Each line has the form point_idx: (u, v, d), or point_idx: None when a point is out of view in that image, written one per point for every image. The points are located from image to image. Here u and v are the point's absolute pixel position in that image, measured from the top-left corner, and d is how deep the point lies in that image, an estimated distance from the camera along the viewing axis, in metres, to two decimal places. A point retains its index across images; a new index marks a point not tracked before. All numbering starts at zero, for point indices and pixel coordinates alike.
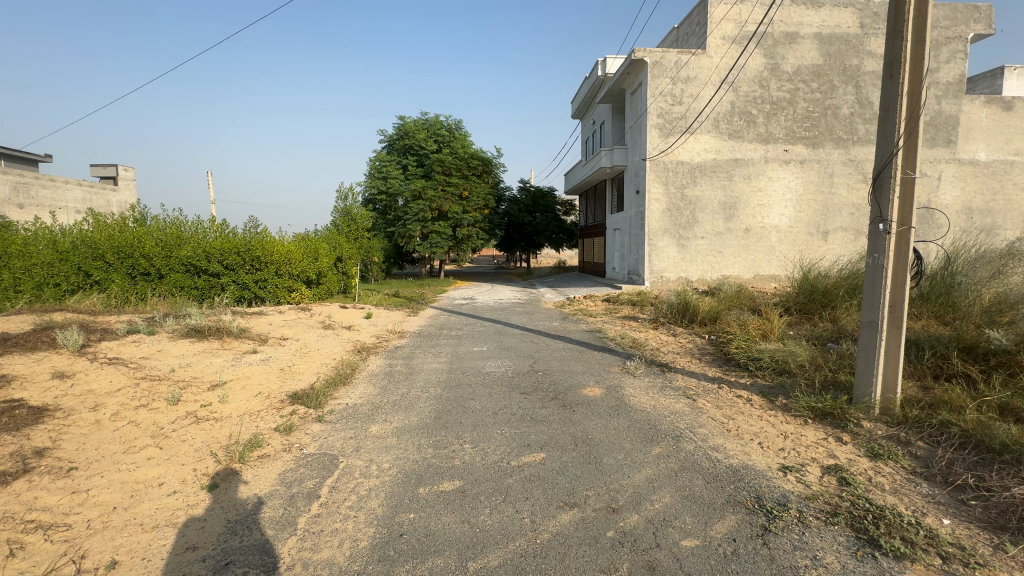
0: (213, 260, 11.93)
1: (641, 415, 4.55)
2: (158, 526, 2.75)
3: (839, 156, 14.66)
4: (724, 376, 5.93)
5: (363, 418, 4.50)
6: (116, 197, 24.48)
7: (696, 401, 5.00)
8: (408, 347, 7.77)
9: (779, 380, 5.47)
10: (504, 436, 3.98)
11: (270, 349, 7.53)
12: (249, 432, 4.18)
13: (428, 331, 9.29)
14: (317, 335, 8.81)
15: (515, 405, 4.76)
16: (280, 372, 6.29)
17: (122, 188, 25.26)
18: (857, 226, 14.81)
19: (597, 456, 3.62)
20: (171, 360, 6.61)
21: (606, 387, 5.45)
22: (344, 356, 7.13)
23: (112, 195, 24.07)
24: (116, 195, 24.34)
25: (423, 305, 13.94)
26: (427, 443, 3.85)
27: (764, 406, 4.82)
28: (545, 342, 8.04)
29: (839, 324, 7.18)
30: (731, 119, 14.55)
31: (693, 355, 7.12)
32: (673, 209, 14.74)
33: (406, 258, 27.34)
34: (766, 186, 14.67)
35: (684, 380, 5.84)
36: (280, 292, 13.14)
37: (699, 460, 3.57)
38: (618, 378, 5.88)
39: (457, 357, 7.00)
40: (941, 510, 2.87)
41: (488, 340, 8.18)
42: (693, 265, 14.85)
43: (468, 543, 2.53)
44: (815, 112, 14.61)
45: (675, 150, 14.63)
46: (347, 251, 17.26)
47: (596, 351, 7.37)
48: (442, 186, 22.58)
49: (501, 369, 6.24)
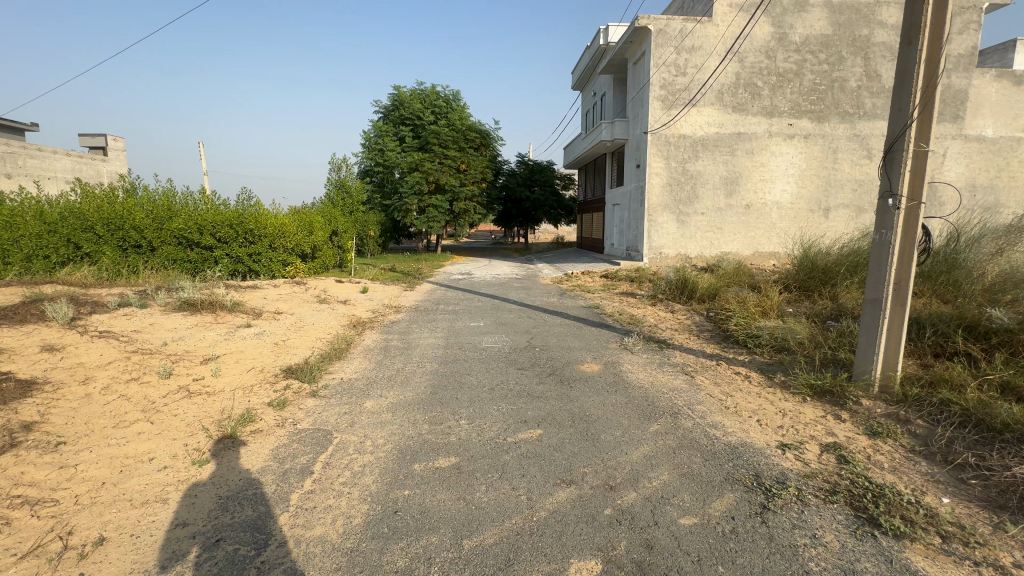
0: (205, 233, 11.71)
1: (638, 391, 4.51)
2: (146, 502, 2.69)
3: (845, 131, 14.37)
4: (723, 353, 5.89)
5: (357, 393, 4.45)
6: (107, 168, 24.01)
7: (693, 377, 4.96)
8: (405, 322, 7.70)
9: (778, 357, 5.43)
10: (500, 412, 3.94)
11: (264, 323, 7.44)
12: (242, 407, 4.14)
13: (425, 305, 9.20)
14: (312, 309, 8.71)
15: (512, 381, 4.71)
16: (274, 346, 6.21)
17: (113, 158, 24.73)
18: (859, 203, 14.65)
19: (594, 433, 3.57)
20: (164, 334, 6.52)
21: (603, 364, 5.40)
22: (340, 331, 7.06)
23: (103, 165, 23.60)
24: (106, 166, 23.81)
25: (420, 279, 13.81)
26: (422, 419, 3.80)
27: (762, 384, 4.78)
28: (543, 317, 7.99)
29: (839, 302, 7.12)
30: (735, 91, 14.17)
31: (691, 331, 7.08)
32: (673, 184, 14.48)
33: (403, 232, 27.07)
34: (768, 161, 14.42)
35: (682, 357, 5.79)
36: (275, 266, 12.99)
37: (697, 437, 3.54)
38: (616, 354, 5.84)
39: (454, 332, 6.94)
40: (940, 489, 2.85)
41: (484, 316, 8.10)
42: (692, 241, 14.70)
43: (463, 520, 2.49)
44: (822, 84, 14.24)
45: (678, 123, 14.28)
46: (342, 224, 17.01)
47: (594, 327, 7.31)
48: (439, 158, 22.15)
49: (499, 344, 6.17)
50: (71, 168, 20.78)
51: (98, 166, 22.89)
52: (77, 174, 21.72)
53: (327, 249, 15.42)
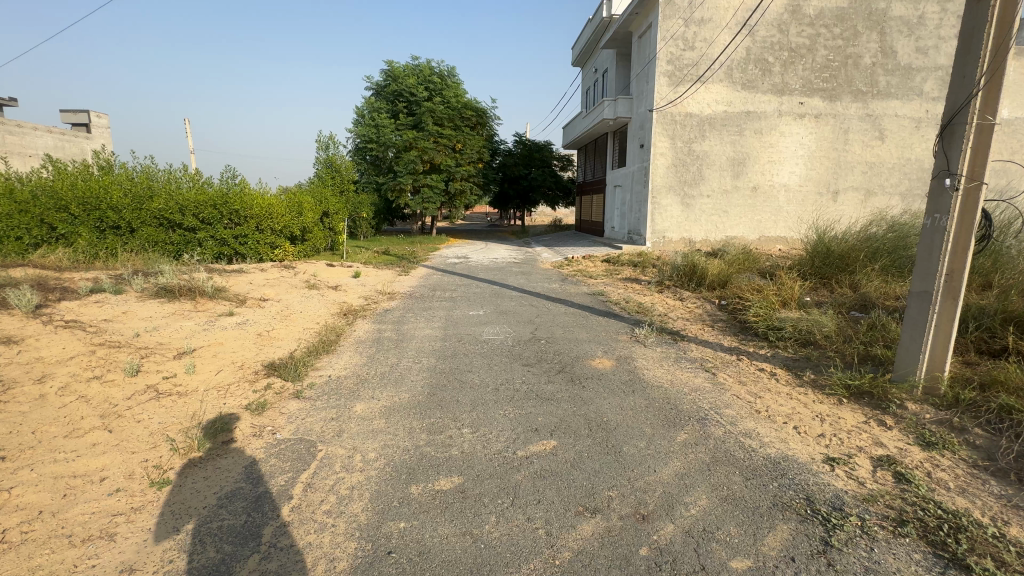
0: (188, 214, 11.06)
1: (657, 392, 4.09)
2: (89, 539, 2.23)
3: (857, 110, 13.83)
4: (742, 347, 5.48)
5: (345, 393, 4.00)
6: (90, 146, 22.98)
7: (716, 375, 4.54)
8: (399, 310, 7.21)
9: (804, 352, 5.04)
10: (508, 419, 3.50)
11: (248, 311, 6.92)
12: (216, 411, 3.66)
13: (421, 292, 8.71)
14: (300, 296, 8.19)
15: (519, 380, 4.27)
16: (258, 338, 5.72)
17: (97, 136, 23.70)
18: (869, 185, 14.18)
19: (615, 444, 3.14)
20: (136, 324, 5.99)
21: (616, 359, 4.96)
22: (329, 320, 6.57)
23: (86, 143, 22.59)
24: (89, 143, 22.78)
25: (414, 264, 13.26)
26: (420, 427, 3.35)
27: (792, 383, 4.38)
28: (546, 305, 7.55)
29: (861, 291, 6.70)
30: (745, 67, 13.52)
31: (705, 322, 6.66)
32: (678, 165, 13.92)
33: (397, 214, 26.35)
34: (777, 142, 13.87)
35: (700, 351, 5.36)
36: (263, 249, 12.38)
37: (732, 449, 3.13)
38: (628, 348, 5.40)
39: (452, 322, 6.47)
40: (1022, 517, 2.46)
41: (484, 304, 7.63)
42: (697, 224, 14.20)
43: (471, 565, 2.06)
44: (835, 61, 13.63)
45: (684, 101, 13.66)
46: (333, 205, 16.37)
47: (602, 317, 6.86)
48: (434, 137, 21.43)
49: (501, 337, 5.70)
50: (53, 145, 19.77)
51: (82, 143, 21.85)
52: (58, 151, 20.71)
53: (318, 232, 14.81)
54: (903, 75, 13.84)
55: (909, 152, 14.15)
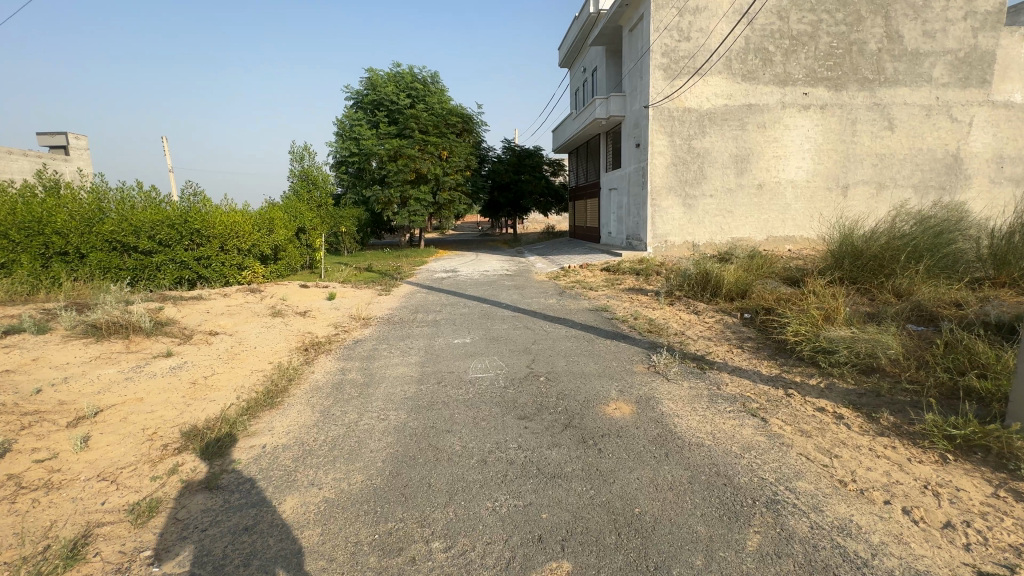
0: (142, 235, 9.92)
1: (700, 456, 3.04)
2: None
3: (864, 99, 13.05)
4: (787, 377, 4.45)
5: (276, 479, 2.90)
6: (66, 168, 21.79)
7: (769, 423, 3.51)
8: (372, 341, 6.14)
9: (870, 383, 4.03)
10: (498, 518, 2.43)
11: (190, 351, 5.80)
12: (85, 521, 2.56)
13: (401, 315, 7.65)
14: (260, 327, 7.09)
15: (513, 444, 3.21)
16: (190, 388, 4.62)
17: (74, 159, 22.58)
18: (880, 178, 13.34)
19: (660, 565, 2.09)
20: (44, 374, 4.85)
21: (636, 403, 3.90)
22: (286, 358, 5.49)
23: (62, 165, 21.43)
24: (66, 165, 21.64)
25: (398, 281, 12.21)
26: (369, 543, 2.28)
27: (870, 432, 3.35)
28: (543, 328, 6.51)
29: (911, 299, 5.72)
30: (745, 57, 12.69)
31: (732, 342, 5.64)
32: (678, 164, 12.99)
33: (384, 227, 25.28)
34: (782, 136, 13.01)
35: (737, 385, 4.32)
36: (229, 271, 11.23)
37: (835, 567, 2.08)
38: (648, 384, 4.36)
39: (434, 354, 5.42)
40: None
41: (472, 328, 6.58)
42: (701, 227, 13.26)
43: None
44: (839, 48, 12.86)
45: (682, 95, 12.77)
46: (310, 220, 15.29)
47: (610, 340, 5.83)
48: (419, 145, 20.47)
49: (491, 375, 4.63)
50: (28, 169, 18.56)
51: (56, 165, 20.67)
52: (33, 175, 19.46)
53: (292, 250, 13.71)
54: (910, 60, 13.07)
55: (920, 142, 13.31)
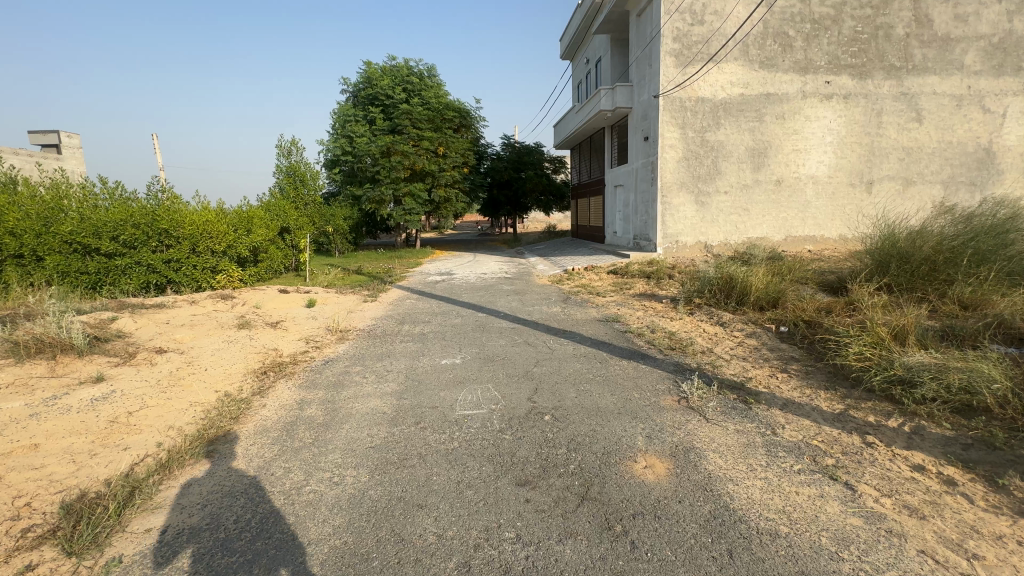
0: (104, 236, 8.94)
1: (781, 561, 2.08)
2: None
3: (891, 89, 12.12)
4: (858, 416, 3.53)
5: None
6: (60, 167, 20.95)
7: (860, 495, 2.56)
8: (344, 361, 5.21)
9: (977, 431, 3.10)
10: None
11: (126, 375, 4.85)
12: None
13: (385, 328, 6.72)
14: (220, 341, 6.14)
15: (508, 534, 2.28)
16: (105, 429, 3.67)
17: (66, 157, 21.72)
18: (907, 174, 12.40)
19: None
20: None
21: (672, 458, 2.96)
22: (238, 385, 4.56)
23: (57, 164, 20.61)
24: (58, 165, 20.75)
25: (387, 284, 11.27)
26: None
27: (1008, 509, 2.42)
28: (547, 345, 5.57)
29: (989, 313, 4.79)
30: (763, 42, 11.76)
31: (774, 364, 4.70)
32: (691, 158, 12.05)
33: (379, 226, 24.32)
34: (802, 128, 12.08)
35: (797, 428, 3.37)
36: (202, 276, 10.25)
37: None
38: (682, 427, 3.39)
39: (415, 381, 4.47)
40: None
41: (465, 345, 5.64)
42: (715, 226, 12.32)
43: None
44: (864, 33, 11.92)
45: (695, 84, 11.84)
46: (294, 220, 14.39)
47: (628, 362, 4.88)
48: (414, 140, 19.50)
49: (483, 413, 3.67)
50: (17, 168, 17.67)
51: (47, 164, 19.80)
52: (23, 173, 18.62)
53: (274, 251, 12.79)
54: (941, 46, 12.13)
55: (950, 134, 12.36)
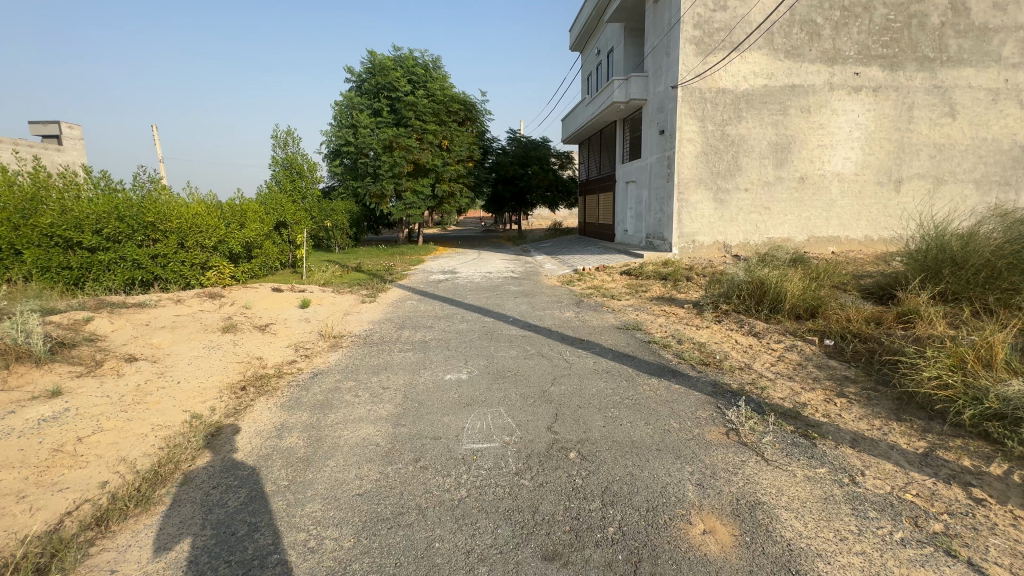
0: (86, 229, 8.33)
1: None
2: None
3: (923, 81, 11.41)
4: (950, 458, 2.91)
5: None
6: (59, 158, 20.29)
7: None
8: (335, 375, 4.60)
9: None
10: None
11: (87, 389, 4.25)
12: None
13: (384, 333, 6.12)
14: (200, 348, 5.54)
15: None
16: (43, 461, 3.04)
17: (65, 148, 21.07)
18: (938, 172, 11.70)
19: None
20: None
21: (738, 521, 2.34)
22: (211, 404, 3.96)
23: (56, 155, 19.97)
24: (57, 157, 20.13)
25: (387, 283, 10.67)
26: None
27: None
28: (564, 357, 4.94)
29: None
30: (790, 30, 11.06)
31: (828, 385, 4.08)
32: (710, 153, 11.38)
33: (380, 221, 23.70)
34: (828, 122, 11.39)
35: (881, 476, 2.75)
36: (191, 273, 9.68)
37: None
38: (739, 472, 2.78)
39: (414, 402, 3.85)
40: None
41: (471, 355, 5.04)
42: (733, 225, 11.67)
43: None
44: (897, 21, 11.21)
45: (716, 74, 11.18)
46: (292, 214, 13.83)
47: (658, 381, 4.25)
48: (418, 134, 18.83)
49: (495, 448, 3.06)
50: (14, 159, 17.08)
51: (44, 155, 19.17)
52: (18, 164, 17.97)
53: (269, 247, 12.21)
54: (977, 37, 11.40)
55: (985, 130, 11.65)
